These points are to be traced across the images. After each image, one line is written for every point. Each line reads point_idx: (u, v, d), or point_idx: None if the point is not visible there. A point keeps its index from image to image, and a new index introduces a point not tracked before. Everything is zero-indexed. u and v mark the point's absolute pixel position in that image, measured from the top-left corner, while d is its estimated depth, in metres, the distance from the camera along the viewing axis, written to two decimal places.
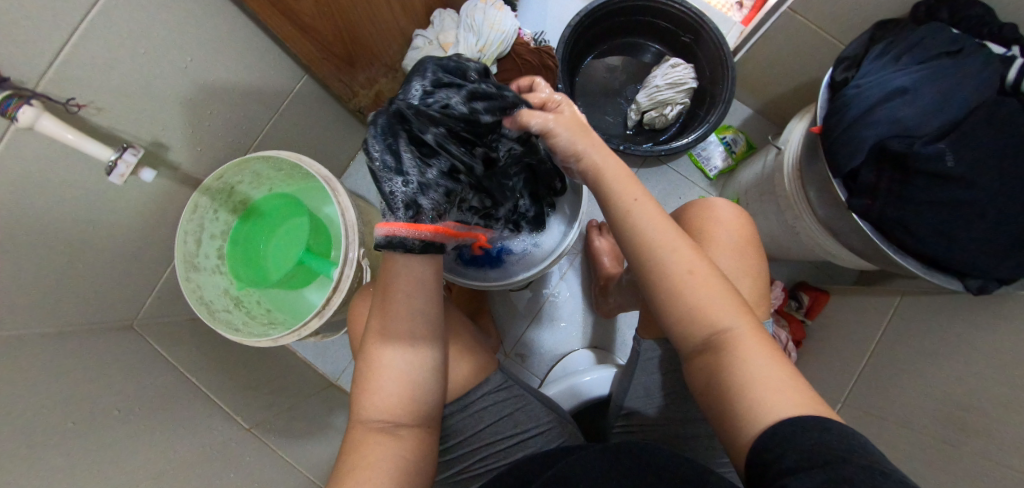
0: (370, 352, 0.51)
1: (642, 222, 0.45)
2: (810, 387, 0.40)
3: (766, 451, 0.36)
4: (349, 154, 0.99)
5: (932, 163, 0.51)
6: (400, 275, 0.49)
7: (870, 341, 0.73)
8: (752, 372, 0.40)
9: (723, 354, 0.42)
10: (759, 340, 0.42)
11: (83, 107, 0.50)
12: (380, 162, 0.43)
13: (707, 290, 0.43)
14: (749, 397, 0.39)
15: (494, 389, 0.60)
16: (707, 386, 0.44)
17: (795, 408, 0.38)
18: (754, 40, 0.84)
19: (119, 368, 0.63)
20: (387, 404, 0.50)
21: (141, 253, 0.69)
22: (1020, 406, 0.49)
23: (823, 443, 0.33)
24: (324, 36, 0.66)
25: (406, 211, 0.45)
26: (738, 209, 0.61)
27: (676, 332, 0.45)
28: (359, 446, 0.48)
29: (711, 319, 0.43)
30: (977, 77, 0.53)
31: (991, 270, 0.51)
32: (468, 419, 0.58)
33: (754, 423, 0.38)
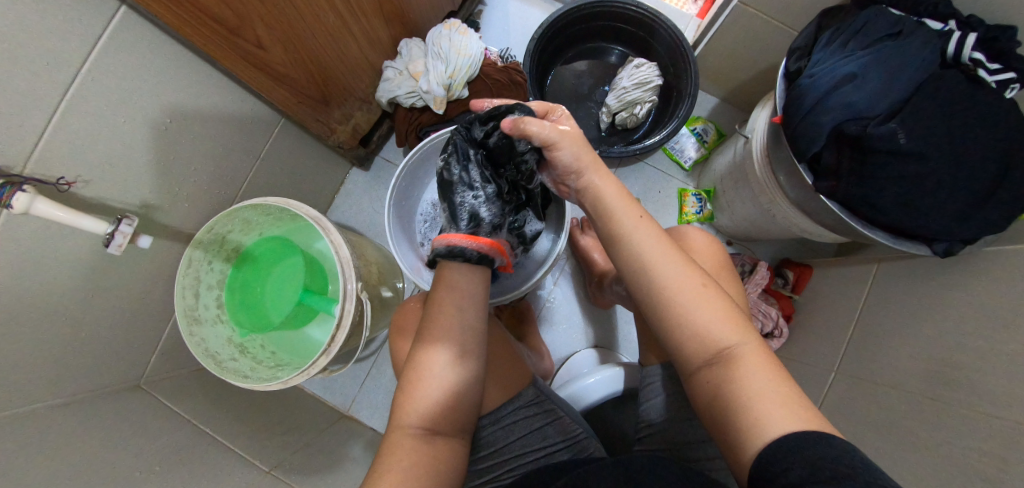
0: (417, 360, 0.53)
1: (646, 247, 0.48)
2: (808, 402, 0.42)
3: (772, 464, 0.38)
4: (333, 188, 1.00)
5: (885, 142, 0.54)
6: (457, 287, 0.55)
7: (854, 309, 0.76)
8: (755, 387, 0.43)
9: (727, 370, 0.44)
10: (761, 356, 0.45)
11: (72, 184, 0.52)
12: (457, 177, 0.58)
13: (709, 309, 0.46)
14: (753, 412, 0.42)
15: (528, 404, 0.63)
16: (710, 403, 0.46)
17: (796, 422, 0.40)
18: (711, 33, 0.87)
19: (134, 430, 0.64)
20: (427, 411, 0.51)
21: (142, 315, 0.71)
22: (994, 356, 0.53)
23: (826, 458, 0.36)
24: (298, 81, 0.67)
25: (468, 222, 0.58)
26: (709, 234, 0.66)
27: (680, 349, 0.47)
28: (396, 448, 0.49)
29: (719, 337, 0.46)
30: (919, 56, 0.56)
31: (952, 234, 0.55)
32: (500, 431, 0.61)
33: (760, 437, 0.41)
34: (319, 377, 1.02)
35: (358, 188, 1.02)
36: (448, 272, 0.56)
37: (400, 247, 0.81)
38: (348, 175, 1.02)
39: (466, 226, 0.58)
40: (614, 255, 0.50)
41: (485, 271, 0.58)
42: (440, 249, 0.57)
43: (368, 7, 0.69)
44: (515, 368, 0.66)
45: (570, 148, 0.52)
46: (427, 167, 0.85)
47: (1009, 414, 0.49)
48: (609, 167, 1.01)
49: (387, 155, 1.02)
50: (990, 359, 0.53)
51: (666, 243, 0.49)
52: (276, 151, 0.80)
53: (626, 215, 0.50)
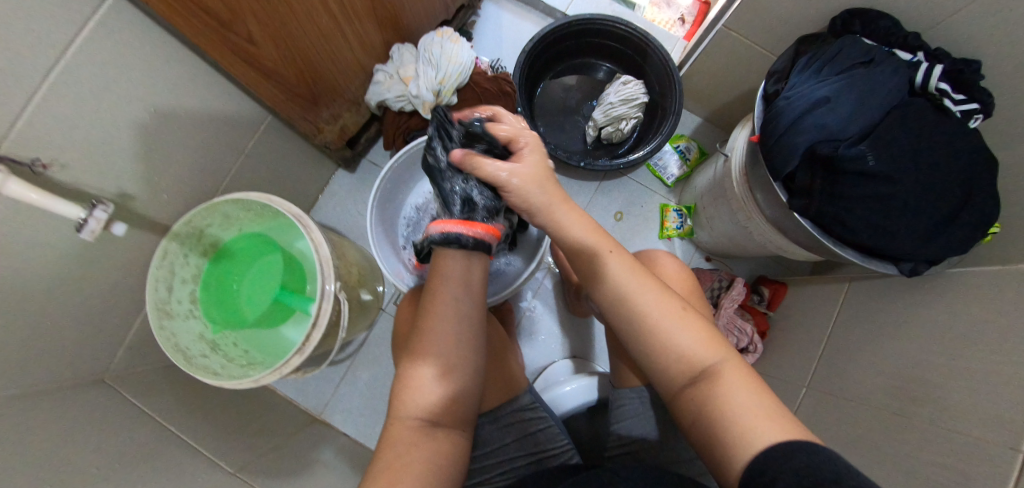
0: (414, 353, 0.53)
1: (623, 271, 0.51)
2: (789, 413, 0.43)
3: (762, 475, 0.38)
4: (317, 188, 1.00)
5: (856, 163, 0.56)
6: (453, 279, 0.55)
7: (825, 326, 0.78)
8: (739, 400, 0.43)
9: (711, 386, 0.45)
10: (742, 371, 0.46)
11: (48, 167, 0.50)
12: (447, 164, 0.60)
13: (689, 329, 0.48)
14: (739, 426, 0.42)
15: (526, 407, 0.63)
16: (695, 421, 0.46)
17: (781, 434, 0.40)
18: (696, 55, 0.91)
19: (94, 425, 0.62)
20: (428, 404, 0.51)
21: (110, 306, 0.69)
22: (957, 374, 0.54)
23: (812, 466, 0.36)
24: (288, 78, 0.67)
25: (461, 207, 0.60)
26: (680, 261, 0.68)
27: (662, 371, 0.49)
28: (398, 442, 0.48)
29: (698, 356, 0.47)
30: (888, 84, 0.59)
31: (918, 254, 0.57)
32: (498, 430, 0.61)
33: (746, 451, 0.41)
34: (293, 379, 1.00)
35: (342, 189, 1.02)
36: (445, 258, 0.56)
37: (381, 248, 0.81)
38: (334, 176, 1.02)
39: (460, 211, 0.60)
40: (594, 283, 0.53)
41: (483, 257, 0.58)
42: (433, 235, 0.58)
43: (362, 10, 0.70)
44: (511, 372, 0.67)
45: (523, 189, 0.52)
46: (411, 170, 0.85)
47: (969, 430, 0.50)
48: (594, 179, 1.02)
49: (373, 158, 1.02)
50: (954, 377, 0.54)
51: (640, 269, 0.52)
52: (262, 147, 0.80)
53: (600, 243, 0.52)
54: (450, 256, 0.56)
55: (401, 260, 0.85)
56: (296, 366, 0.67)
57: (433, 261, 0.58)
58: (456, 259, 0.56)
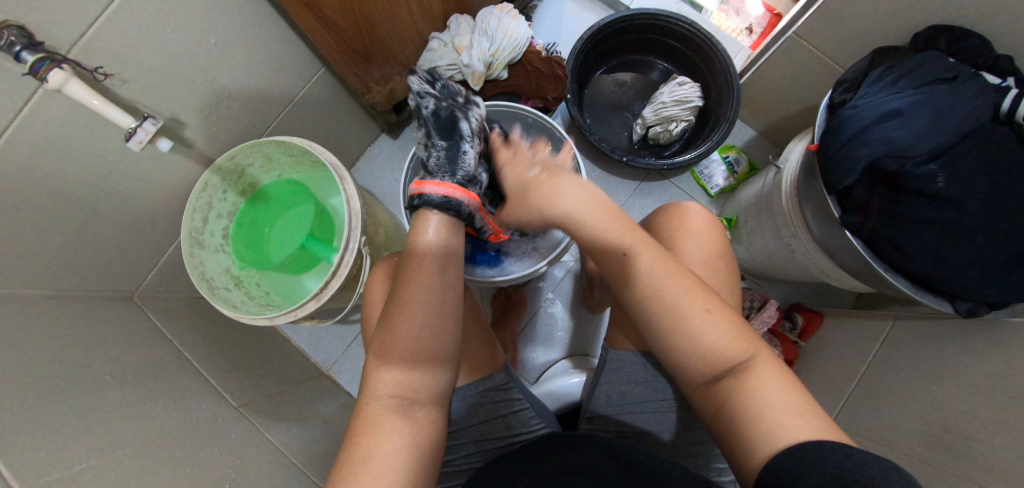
0: (388, 333, 0.50)
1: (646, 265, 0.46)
2: (819, 408, 0.41)
3: (787, 470, 0.35)
4: (359, 149, 1.01)
5: (922, 183, 0.52)
6: (425, 250, 0.52)
7: (861, 363, 0.73)
8: (768, 399, 0.40)
9: (736, 385, 0.42)
10: (769, 365, 0.43)
11: (109, 77, 0.53)
12: (464, 133, 0.58)
13: (719, 324, 0.44)
14: (763, 426, 0.39)
15: (499, 387, 0.60)
16: (716, 414, 0.43)
17: (810, 432, 0.38)
18: (760, 63, 0.87)
19: (115, 338, 0.64)
20: (401, 381, 0.49)
21: (150, 226, 0.71)
22: (1003, 430, 0.49)
23: (841, 467, 0.33)
24: (345, 29, 0.67)
25: (463, 177, 0.57)
26: (709, 215, 0.61)
27: (685, 366, 0.45)
28: (373, 427, 0.47)
29: (725, 355, 0.43)
30: (972, 104, 0.54)
31: (980, 294, 0.52)
32: (466, 411, 0.58)
33: (770, 446, 0.38)
34: (308, 331, 1.02)
35: (383, 154, 1.03)
36: (430, 221, 0.53)
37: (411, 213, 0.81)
38: (376, 139, 1.03)
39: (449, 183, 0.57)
40: (609, 272, 0.48)
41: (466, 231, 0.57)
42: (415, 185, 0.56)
43: None
44: (484, 345, 0.63)
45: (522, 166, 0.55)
46: None
47: None
48: (634, 178, 1.00)
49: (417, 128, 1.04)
50: (1000, 433, 0.49)
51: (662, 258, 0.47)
52: (311, 97, 0.81)
53: (606, 227, 0.47)
54: (435, 227, 0.53)
55: None
56: (311, 311, 0.69)
57: (414, 222, 0.54)
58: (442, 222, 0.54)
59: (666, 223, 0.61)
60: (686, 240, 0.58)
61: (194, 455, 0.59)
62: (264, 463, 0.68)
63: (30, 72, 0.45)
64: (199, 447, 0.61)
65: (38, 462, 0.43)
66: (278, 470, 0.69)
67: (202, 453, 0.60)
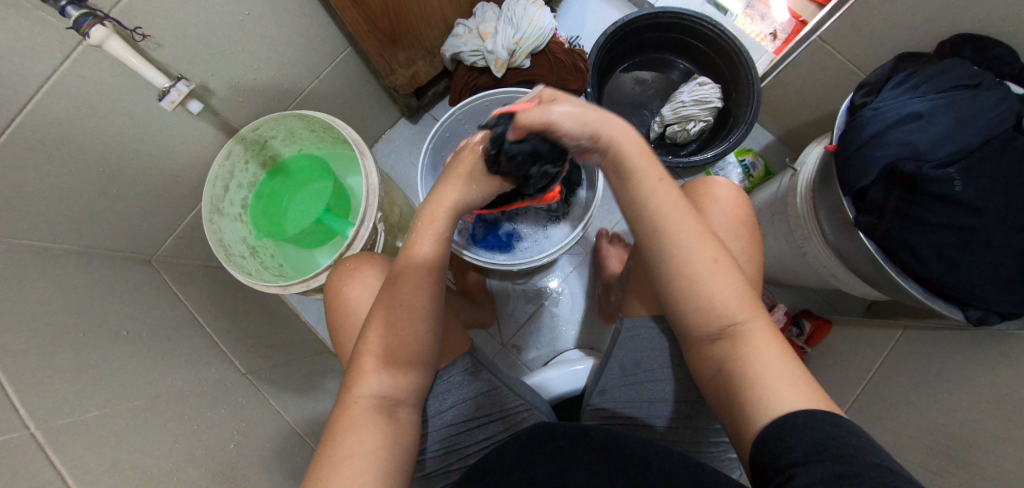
0: (377, 332, 0.49)
1: (668, 210, 0.45)
2: (817, 384, 0.41)
3: (778, 438, 0.36)
4: (378, 131, 1.02)
5: (940, 186, 0.52)
6: (416, 257, 0.51)
7: (868, 370, 0.72)
8: (766, 364, 0.41)
9: (737, 346, 0.43)
10: (770, 333, 0.43)
11: (147, 38, 0.55)
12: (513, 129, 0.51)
13: (723, 279, 0.44)
14: (762, 394, 0.40)
15: (468, 370, 0.60)
16: (715, 376, 0.44)
17: (804, 401, 0.38)
18: (783, 67, 0.87)
19: (132, 296, 0.66)
20: (384, 382, 0.49)
21: (172, 191, 0.73)
22: (1010, 440, 0.49)
23: (834, 437, 0.34)
24: (374, 10, 0.69)
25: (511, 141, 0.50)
26: (737, 189, 0.60)
27: (689, 319, 0.46)
28: (353, 427, 0.45)
29: (725, 311, 0.44)
30: (995, 111, 0.53)
31: (993, 301, 0.51)
32: (433, 401, 0.57)
33: (762, 413, 0.39)
34: (317, 308, 1.03)
35: (401, 138, 1.04)
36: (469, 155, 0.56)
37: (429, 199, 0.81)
38: (396, 123, 1.05)
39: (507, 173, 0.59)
40: (630, 216, 0.48)
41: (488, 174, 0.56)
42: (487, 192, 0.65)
43: None
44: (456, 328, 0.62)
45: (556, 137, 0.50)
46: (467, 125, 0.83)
47: None
48: None
49: (436, 114, 1.05)
50: (1005, 442, 0.49)
51: (685, 209, 0.46)
52: (336, 76, 0.83)
53: (646, 174, 0.47)
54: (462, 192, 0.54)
55: None
56: (322, 283, 0.71)
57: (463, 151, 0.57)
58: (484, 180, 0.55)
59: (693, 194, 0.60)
60: (715, 211, 0.58)
61: (202, 414, 0.60)
62: (267, 429, 0.69)
63: (74, 26, 0.46)
64: (206, 407, 0.62)
65: (55, 404, 0.45)
66: (281, 438, 0.70)
67: (209, 413, 0.61)
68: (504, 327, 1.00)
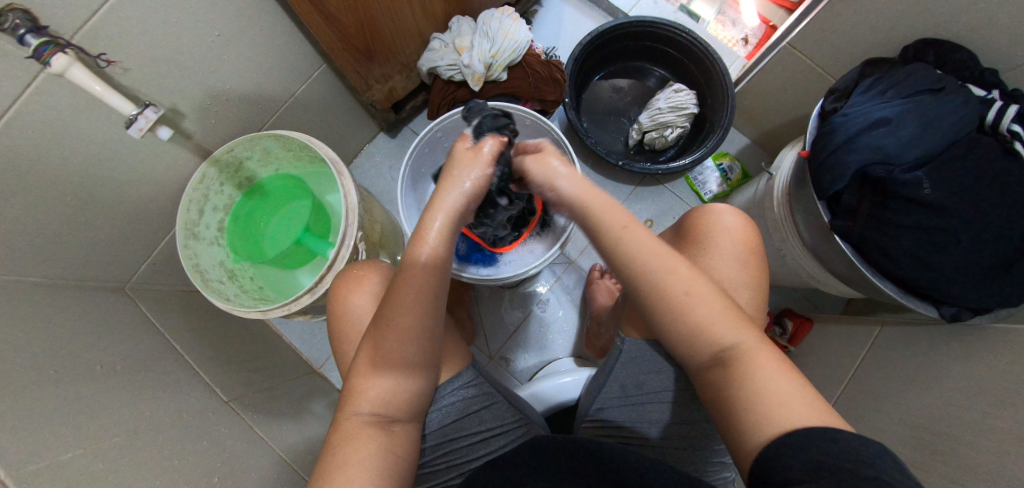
0: (375, 344, 0.47)
1: (639, 253, 0.45)
2: (820, 400, 0.41)
3: (778, 457, 0.37)
4: (357, 146, 1.01)
5: (909, 189, 0.53)
6: (423, 256, 0.46)
7: (849, 368, 0.74)
8: (764, 385, 0.41)
9: (730, 371, 0.43)
10: (767, 352, 0.43)
11: (112, 64, 0.54)
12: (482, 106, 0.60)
13: (710, 307, 0.45)
14: (760, 414, 0.40)
15: (466, 385, 0.58)
16: (716, 399, 0.44)
17: (805, 419, 0.38)
18: (755, 73, 0.89)
19: (107, 327, 0.63)
20: (379, 399, 0.47)
21: (144, 216, 0.71)
22: (987, 433, 0.51)
23: (829, 454, 0.34)
24: (348, 28, 0.68)
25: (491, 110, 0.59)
26: (740, 213, 0.61)
27: (683, 349, 0.46)
28: (349, 444, 0.44)
29: (717, 337, 0.44)
30: (958, 114, 0.55)
31: (964, 298, 0.53)
32: (435, 414, 0.56)
33: (762, 431, 0.39)
34: (301, 328, 1.01)
35: (380, 153, 1.04)
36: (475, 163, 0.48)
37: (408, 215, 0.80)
38: (374, 138, 1.04)
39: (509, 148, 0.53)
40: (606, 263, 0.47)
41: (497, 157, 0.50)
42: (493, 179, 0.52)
43: None
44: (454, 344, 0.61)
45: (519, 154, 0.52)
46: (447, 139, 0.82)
47: None
48: (629, 183, 1.01)
49: (415, 127, 1.04)
50: (984, 436, 0.51)
51: (661, 250, 0.45)
52: (312, 93, 0.82)
53: (611, 220, 0.45)
54: (474, 178, 0.47)
55: None
56: (305, 305, 0.69)
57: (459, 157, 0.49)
58: (492, 153, 0.49)
59: (700, 219, 0.61)
60: (722, 237, 0.58)
61: (184, 447, 0.59)
62: (252, 459, 0.67)
63: (33, 55, 0.45)
64: (188, 440, 0.60)
65: (28, 448, 0.43)
66: (267, 466, 0.68)
67: (191, 445, 0.60)
68: (492, 340, 0.99)
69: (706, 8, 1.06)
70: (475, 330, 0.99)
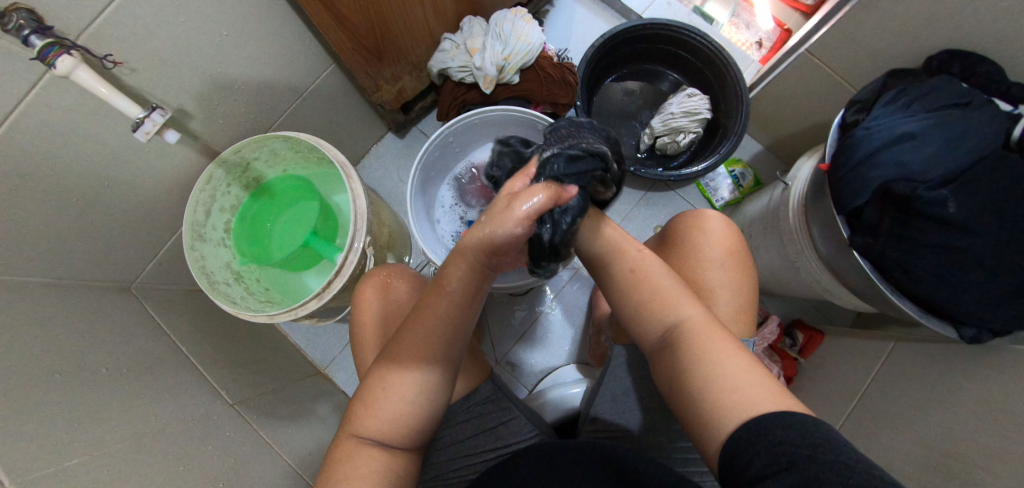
0: (393, 350, 0.47)
1: (593, 239, 0.50)
2: (782, 386, 0.39)
3: (738, 454, 0.35)
4: (365, 146, 1.00)
5: (933, 207, 0.52)
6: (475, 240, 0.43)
7: (861, 383, 0.73)
8: (717, 364, 0.41)
9: (677, 349, 0.43)
10: (712, 328, 0.44)
11: (118, 65, 0.53)
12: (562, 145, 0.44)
13: (653, 282, 0.47)
14: (712, 399, 0.39)
15: (487, 399, 0.60)
16: (670, 384, 0.43)
17: (758, 400, 0.37)
18: (771, 79, 0.87)
19: (113, 328, 0.63)
20: (384, 425, 0.45)
21: (150, 217, 0.70)
22: (1003, 458, 0.50)
23: (784, 442, 0.33)
24: (358, 29, 0.66)
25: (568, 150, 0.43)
26: (728, 221, 0.59)
27: (635, 330, 0.48)
28: (348, 462, 0.44)
29: (665, 314, 0.46)
30: (985, 131, 0.54)
31: (985, 319, 0.52)
32: (451, 427, 0.57)
33: (721, 421, 0.38)
34: (306, 328, 1.01)
35: (388, 153, 1.02)
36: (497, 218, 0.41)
37: (418, 219, 0.78)
38: (382, 138, 1.03)
39: (580, 202, 0.43)
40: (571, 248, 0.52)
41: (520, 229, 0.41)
42: (539, 234, 0.43)
43: None
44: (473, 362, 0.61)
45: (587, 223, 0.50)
46: (457, 142, 0.81)
47: None
48: (640, 188, 1.00)
49: (424, 128, 1.03)
50: (1001, 460, 0.49)
51: (616, 232, 0.50)
52: (320, 93, 0.80)
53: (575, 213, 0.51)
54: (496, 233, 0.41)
55: (436, 232, 0.84)
56: (312, 310, 0.69)
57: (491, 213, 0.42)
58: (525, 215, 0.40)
59: (679, 227, 0.61)
60: (702, 241, 0.58)
61: (189, 452, 0.58)
62: (257, 462, 0.67)
63: (38, 57, 0.44)
64: (193, 444, 0.60)
65: (33, 454, 0.42)
66: (271, 470, 0.68)
67: (196, 449, 0.59)
68: (498, 345, 0.98)
69: (720, 10, 1.04)
70: (483, 334, 0.98)
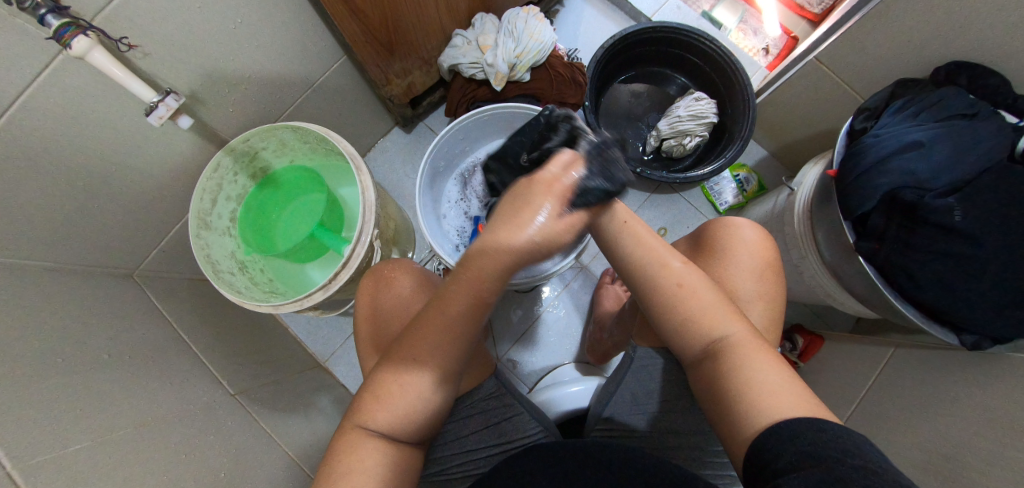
0: (401, 348, 0.46)
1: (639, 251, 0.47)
2: (817, 399, 0.40)
3: (765, 449, 0.36)
4: (372, 139, 1.00)
5: (940, 215, 0.54)
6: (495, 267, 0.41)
7: (861, 388, 0.74)
8: (755, 377, 0.41)
9: (717, 361, 0.44)
10: (756, 345, 0.44)
11: (132, 48, 0.52)
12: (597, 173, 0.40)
13: (699, 297, 0.46)
14: (747, 405, 0.40)
15: (489, 396, 0.60)
16: (709, 395, 0.44)
17: (796, 411, 0.38)
18: (778, 84, 0.88)
19: (117, 314, 0.62)
20: (388, 417, 0.45)
21: (155, 204, 0.70)
22: (1001, 464, 0.50)
23: (817, 443, 0.34)
24: (372, 21, 0.66)
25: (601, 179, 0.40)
26: (761, 229, 0.60)
27: (674, 342, 0.47)
28: (350, 449, 0.44)
29: (708, 328, 0.45)
30: (990, 142, 0.56)
31: (985, 325, 0.52)
32: (455, 422, 0.58)
33: (754, 423, 0.39)
34: (307, 320, 1.00)
35: (394, 147, 1.02)
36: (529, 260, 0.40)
37: (425, 213, 0.79)
38: (388, 132, 1.03)
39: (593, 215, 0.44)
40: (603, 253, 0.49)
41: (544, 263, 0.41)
42: None
43: None
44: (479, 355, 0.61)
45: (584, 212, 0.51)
46: (467, 138, 0.81)
47: None
48: (644, 190, 1.00)
49: (430, 124, 1.03)
50: (999, 465, 0.50)
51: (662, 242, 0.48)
52: (330, 84, 0.80)
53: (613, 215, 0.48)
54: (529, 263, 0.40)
55: (442, 228, 0.84)
56: (317, 302, 0.68)
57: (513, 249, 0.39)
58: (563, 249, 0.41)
59: (715, 233, 0.60)
60: (739, 251, 0.57)
61: (191, 441, 0.58)
62: (257, 454, 0.67)
63: (54, 36, 0.43)
64: (195, 433, 0.59)
65: (36, 439, 0.42)
66: (271, 461, 0.68)
67: (199, 439, 0.59)
68: (500, 342, 0.98)
69: (728, 16, 1.05)
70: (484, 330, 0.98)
